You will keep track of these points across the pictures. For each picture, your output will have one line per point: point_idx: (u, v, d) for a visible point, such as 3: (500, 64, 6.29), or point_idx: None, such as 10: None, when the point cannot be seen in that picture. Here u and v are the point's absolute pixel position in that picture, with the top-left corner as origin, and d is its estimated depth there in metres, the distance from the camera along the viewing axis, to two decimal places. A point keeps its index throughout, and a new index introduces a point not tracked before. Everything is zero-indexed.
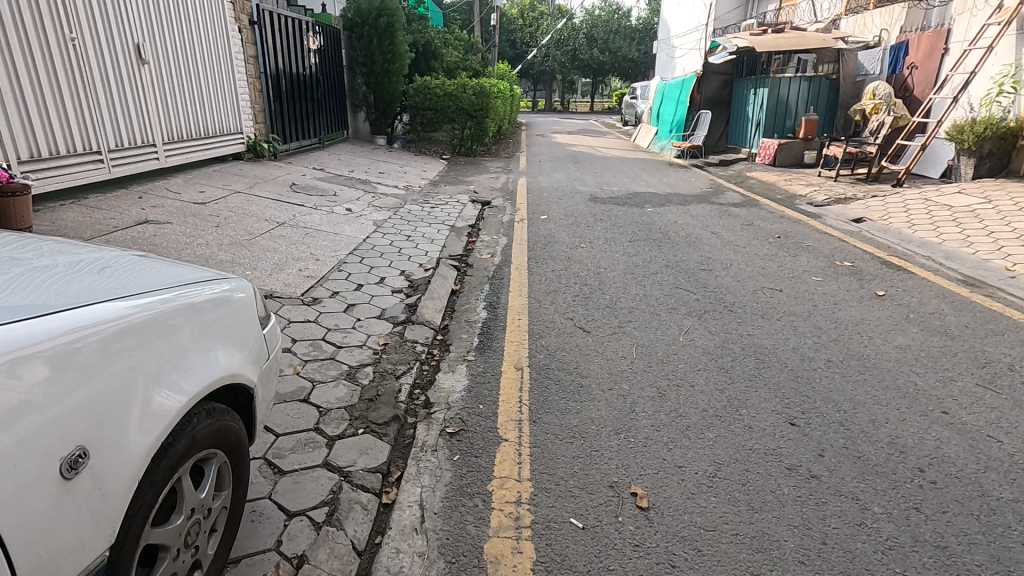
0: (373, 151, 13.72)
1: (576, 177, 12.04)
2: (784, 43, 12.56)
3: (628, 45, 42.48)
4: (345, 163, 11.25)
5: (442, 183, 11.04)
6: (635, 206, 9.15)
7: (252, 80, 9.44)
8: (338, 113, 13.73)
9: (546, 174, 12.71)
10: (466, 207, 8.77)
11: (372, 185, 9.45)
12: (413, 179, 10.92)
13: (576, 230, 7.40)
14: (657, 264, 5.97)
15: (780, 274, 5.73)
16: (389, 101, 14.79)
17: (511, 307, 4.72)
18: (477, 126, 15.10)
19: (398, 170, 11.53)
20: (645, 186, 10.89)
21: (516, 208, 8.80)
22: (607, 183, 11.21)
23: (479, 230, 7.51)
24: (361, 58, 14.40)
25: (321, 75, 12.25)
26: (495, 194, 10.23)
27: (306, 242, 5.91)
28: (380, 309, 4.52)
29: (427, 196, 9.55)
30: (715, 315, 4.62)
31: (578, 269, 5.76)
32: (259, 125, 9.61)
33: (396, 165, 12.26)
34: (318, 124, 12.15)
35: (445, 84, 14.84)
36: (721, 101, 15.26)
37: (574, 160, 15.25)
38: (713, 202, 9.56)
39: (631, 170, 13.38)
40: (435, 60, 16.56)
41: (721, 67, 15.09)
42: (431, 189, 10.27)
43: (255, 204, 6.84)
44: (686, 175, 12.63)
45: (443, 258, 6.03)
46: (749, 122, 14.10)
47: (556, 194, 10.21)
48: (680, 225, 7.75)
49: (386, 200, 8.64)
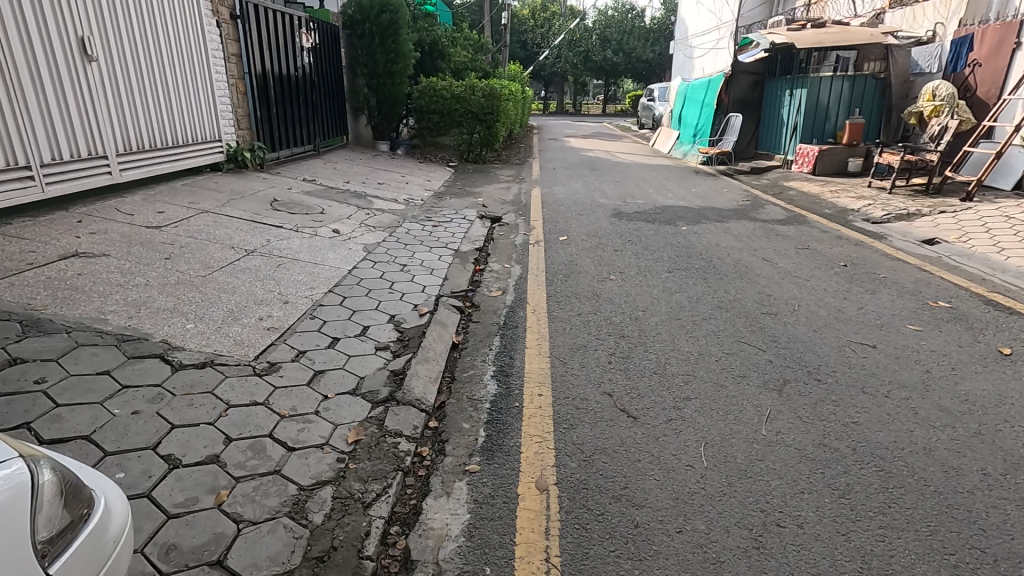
0: (374, 158, 12.67)
1: (595, 188, 10.93)
2: (826, 39, 11.34)
3: (643, 46, 41.23)
4: (341, 172, 10.20)
5: (447, 195, 9.96)
6: (666, 223, 8.01)
7: (233, 81, 8.41)
8: (337, 118, 12.70)
9: (562, 183, 11.61)
10: (473, 226, 7.67)
11: (369, 199, 8.40)
12: (416, 191, 9.85)
13: (602, 256, 6.30)
14: (707, 305, 4.85)
15: (865, 320, 4.58)
16: (393, 104, 13.86)
17: (529, 373, 3.62)
18: (487, 130, 14.01)
19: (399, 181, 10.47)
20: (673, 199, 9.73)
21: (530, 226, 7.70)
22: (631, 194, 10.09)
23: (488, 255, 6.43)
24: (361, 58, 13.34)
25: (316, 76, 11.24)
26: (506, 208, 9.14)
27: (276, 278, 4.84)
28: (357, 380, 3.43)
29: (430, 211, 8.49)
30: (798, 386, 3.50)
31: (610, 312, 4.65)
32: (242, 131, 8.59)
33: (398, 174, 11.20)
34: (313, 130, 11.13)
35: (452, 86, 13.77)
36: (751, 103, 14.10)
37: (591, 168, 14.11)
38: (755, 218, 8.39)
39: (654, 179, 12.24)
40: (442, 60, 15.47)
41: (752, 67, 13.91)
42: (436, 203, 9.22)
43: (223, 225, 5.81)
44: (717, 185, 11.46)
45: (444, 297, 4.92)
46: (783, 126, 12.94)
47: (574, 207, 9.10)
48: (723, 249, 6.62)
49: (382, 216, 7.59)
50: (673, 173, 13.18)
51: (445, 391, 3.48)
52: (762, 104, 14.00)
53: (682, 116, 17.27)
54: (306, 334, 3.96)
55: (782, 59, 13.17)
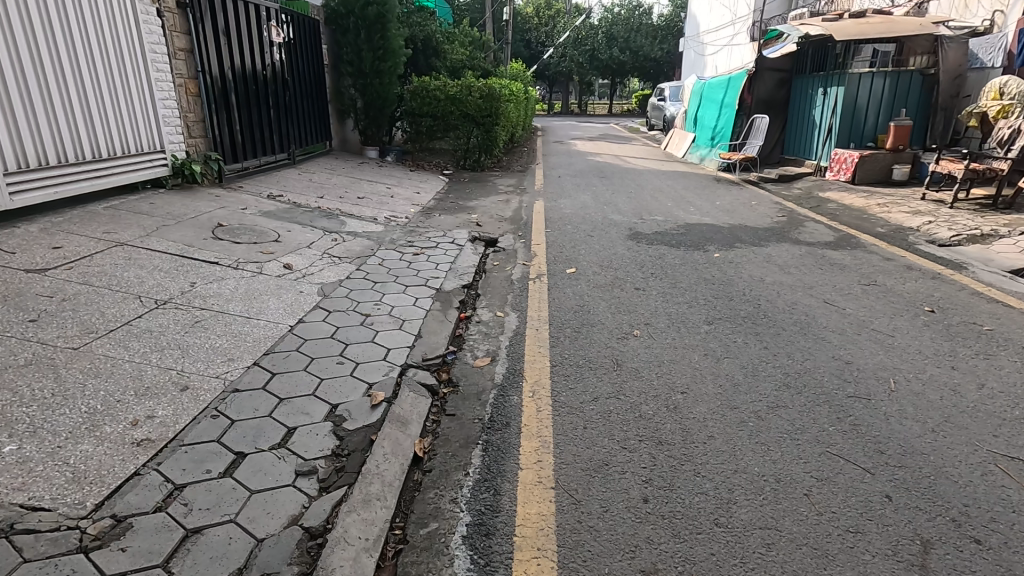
0: (360, 166, 11.41)
1: (606, 201, 9.64)
2: (869, 30, 9.99)
3: (651, 44, 39.89)
4: (317, 185, 8.95)
5: (436, 211, 8.69)
6: (694, 247, 6.72)
7: (181, 81, 7.15)
8: (318, 122, 11.48)
9: (569, 194, 10.32)
10: (462, 253, 6.40)
11: (342, 218, 7.16)
12: (401, 207, 8.58)
13: (620, 298, 5.00)
14: (769, 381, 3.56)
15: (997, 407, 3.27)
16: (383, 106, 12.62)
17: (521, 530, 2.35)
18: (486, 133, 12.72)
19: (383, 194, 9.21)
20: (697, 216, 8.44)
21: (531, 253, 6.42)
22: (648, 210, 8.78)
23: (478, 295, 5.16)
24: (346, 55, 12.09)
25: (290, 75, 10.00)
26: (504, 227, 7.88)
27: (183, 345, 3.58)
28: (247, 553, 2.16)
29: (414, 232, 7.22)
30: (947, 557, 2.21)
31: (637, 397, 3.37)
32: (193, 140, 7.33)
33: (383, 185, 9.93)
34: (288, 136, 9.87)
35: (446, 85, 12.43)
36: (776, 103, 12.80)
37: (600, 175, 12.82)
38: (797, 240, 7.09)
39: (672, 190, 10.93)
40: (437, 58, 14.20)
41: (778, 63, 12.59)
42: (421, 221, 7.95)
43: (137, 263, 4.57)
44: (743, 197, 10.15)
45: (412, 370, 3.65)
46: (815, 128, 11.62)
47: (583, 226, 7.81)
48: (770, 285, 5.32)
49: (355, 241, 6.34)
50: (692, 182, 11.86)
51: (388, 567, 2.21)
52: (788, 104, 12.70)
53: (698, 116, 15.95)
54: (195, 452, 2.68)
55: (813, 53, 11.82)
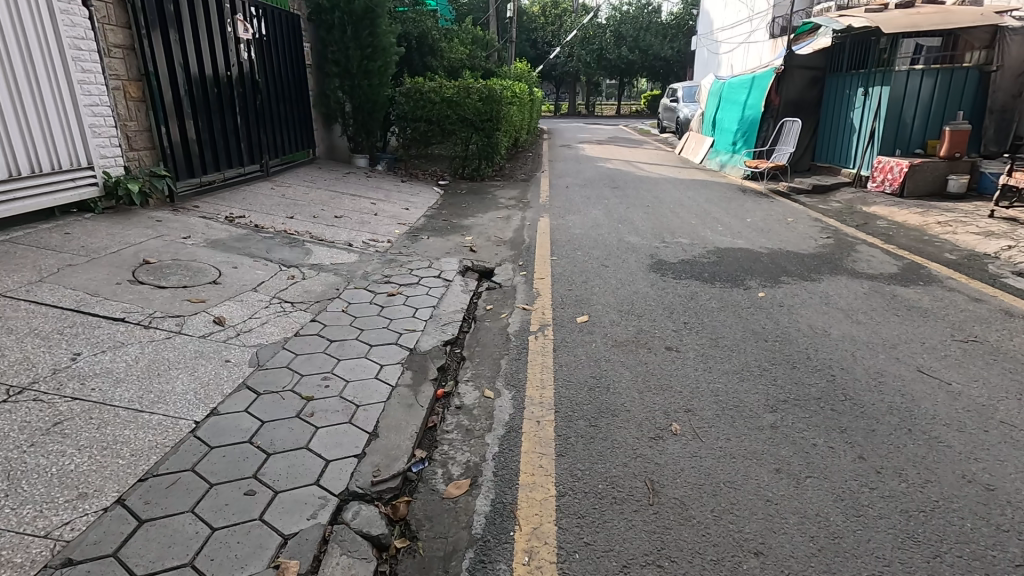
0: (346, 176, 10.30)
1: (620, 218, 8.46)
2: (920, 21, 8.76)
3: (661, 42, 38.59)
4: (289, 202, 7.83)
5: (424, 232, 7.54)
6: (730, 282, 5.53)
7: (118, 83, 6.02)
8: (298, 129, 10.35)
9: (578, 209, 9.14)
10: (448, 292, 5.24)
11: (308, 246, 6.03)
12: (384, 229, 7.45)
13: (646, 365, 3.84)
14: (882, 529, 2.38)
15: None
16: (372, 110, 11.49)
17: None
18: (486, 138, 11.56)
19: (365, 212, 8.09)
20: (728, 238, 7.25)
21: (533, 292, 5.25)
22: (669, 230, 7.60)
23: (463, 359, 3.99)
24: (331, 54, 10.94)
25: (263, 77, 8.86)
26: (502, 252, 6.72)
27: (13, 472, 2.45)
28: None
29: (393, 262, 6.08)
30: None
31: (690, 567, 2.21)
32: (134, 154, 6.21)
33: (368, 200, 8.79)
34: (260, 145, 8.74)
35: (442, 87, 11.33)
36: (807, 105, 11.58)
37: (612, 185, 11.64)
38: (854, 271, 5.89)
39: (694, 203, 9.73)
40: (434, 58, 13.03)
41: (809, 61, 11.38)
42: (405, 247, 6.81)
43: (8, 325, 3.45)
44: (776, 212, 8.93)
45: (354, 509, 2.51)
46: (854, 133, 10.39)
47: (596, 252, 6.63)
48: (841, 344, 4.12)
49: (319, 278, 5.21)
50: (714, 194, 10.67)
51: None
52: (821, 106, 11.46)
53: (717, 118, 14.75)
54: None
55: (851, 48, 10.58)
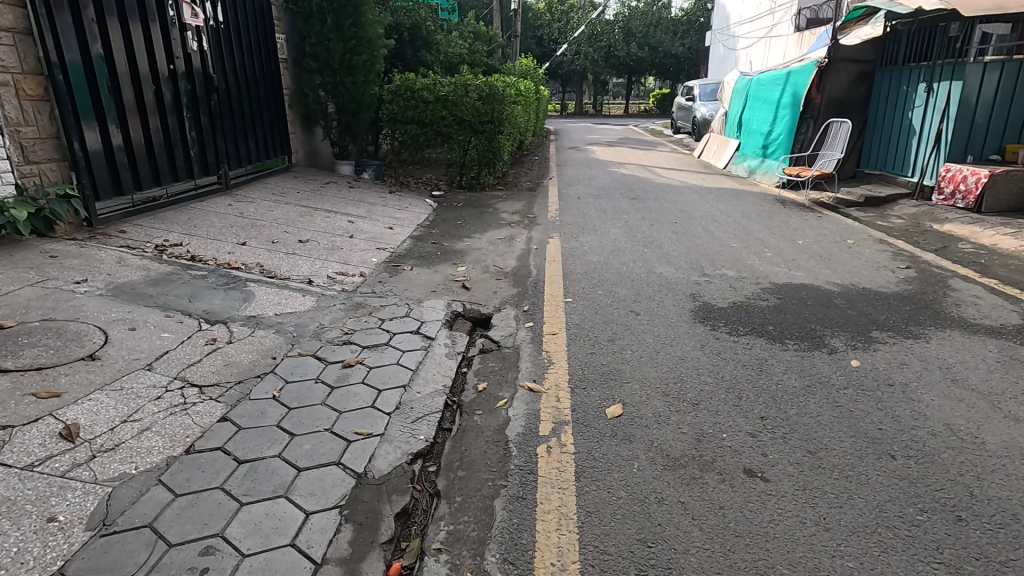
0: (325, 187, 8.96)
1: (645, 240, 7.07)
2: (1005, 2, 7.31)
3: (671, 40, 37.10)
4: (247, 224, 6.50)
5: (407, 260, 6.19)
6: (806, 340, 4.14)
7: (5, 77, 4.67)
8: (269, 132, 8.95)
9: (593, 226, 7.77)
10: (427, 359, 3.87)
11: (251, 287, 4.69)
12: (358, 257, 6.10)
13: (721, 512, 2.47)
14: None
15: None
16: (358, 111, 10.14)
17: None
18: (486, 143, 10.18)
19: (338, 234, 6.74)
20: (782, 270, 5.86)
21: (543, 359, 3.88)
22: (707, 259, 6.21)
23: (436, 496, 2.63)
24: (310, 48, 9.59)
25: (222, 72, 7.50)
26: (502, 289, 5.35)
27: None
28: None
29: (361, 307, 4.72)
30: None
31: None
32: (29, 167, 4.87)
33: (345, 217, 7.44)
34: (216, 152, 7.37)
35: (436, 85, 9.95)
36: (854, 104, 10.19)
37: (630, 195, 10.22)
38: (963, 322, 4.49)
39: (729, 219, 8.31)
40: (428, 52, 11.63)
41: (857, 52, 9.98)
42: (382, 282, 5.45)
43: None
44: (830, 231, 7.52)
45: None
46: (914, 136, 8.97)
47: (621, 290, 5.25)
48: (1014, 467, 2.72)
49: (252, 340, 3.86)
50: (749, 205, 9.25)
51: None
52: (871, 105, 10.07)
53: (743, 118, 13.34)
54: None
55: (911, 38, 9.20)
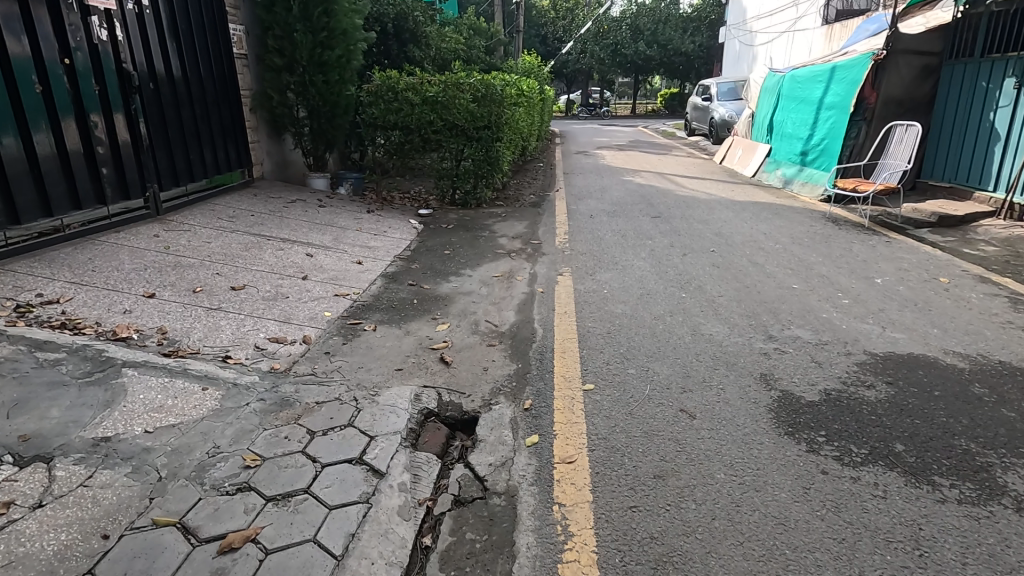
0: (288, 207, 7.51)
1: (679, 278, 5.56)
2: None
3: (681, 38, 35.51)
4: (169, 263, 5.05)
5: (372, 312, 4.72)
6: (964, 478, 2.66)
7: None
8: (222, 141, 7.44)
9: (612, 257, 6.29)
10: (367, 525, 2.39)
11: (127, 378, 3.22)
12: (307, 310, 4.62)
13: None
14: None
15: None
16: (332, 115, 8.68)
17: None
18: (482, 152, 8.71)
19: (289, 275, 5.28)
20: (873, 329, 4.36)
21: (555, 526, 2.41)
22: (767, 313, 4.71)
23: None
24: (273, 40, 8.11)
25: (149, 68, 6.03)
26: (493, 366, 3.87)
27: None
28: None
29: (286, 406, 3.24)
30: None
31: None
32: None
33: (303, 249, 5.97)
34: (140, 169, 5.88)
35: (423, 83, 8.47)
36: (918, 104, 8.77)
37: (653, 211, 8.70)
38: None
39: (778, 245, 6.80)
40: (416, 47, 10.14)
41: (921, 43, 8.52)
42: (331, 353, 3.98)
43: None
44: (910, 263, 6.00)
45: None
46: (998, 142, 7.51)
47: (661, 367, 3.76)
48: None
49: (82, 494, 2.38)
50: (798, 226, 7.72)
51: None
52: (938, 105, 8.66)
53: (775, 120, 11.84)
54: None
55: (991, 25, 7.80)
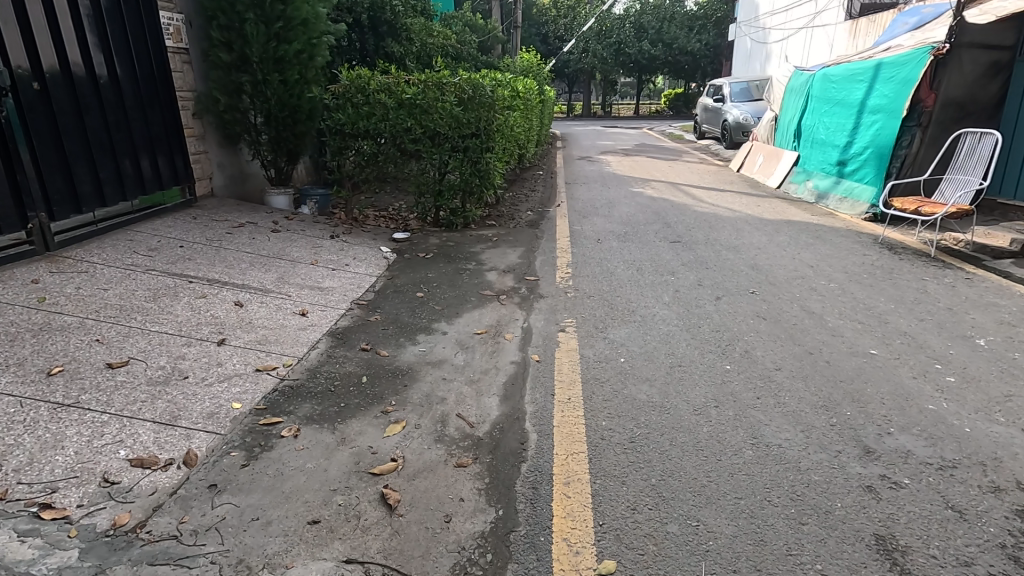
0: (233, 233, 6.21)
1: (718, 340, 4.24)
2: None
3: (687, 37, 34.16)
4: (31, 326, 3.73)
5: (302, 401, 3.40)
6: None
7: None
8: (150, 153, 6.10)
9: (628, 304, 4.96)
10: None
11: None
12: (207, 400, 3.30)
13: None
14: None
15: None
16: (293, 121, 7.37)
17: None
18: (469, 165, 7.40)
19: (200, 338, 3.96)
20: (1012, 435, 3.04)
21: None
22: (850, 401, 3.40)
23: None
24: (218, 31, 6.81)
25: (31, 64, 4.68)
26: (460, 510, 2.56)
27: None
28: None
29: None
30: None
31: None
32: None
33: (232, 297, 4.65)
34: (18, 192, 4.56)
35: (399, 83, 7.17)
36: (982, 107, 7.50)
37: (671, 234, 7.38)
38: None
39: (833, 284, 5.48)
40: (396, 41, 8.81)
41: (988, 36, 7.28)
42: (220, 486, 2.66)
43: None
44: (1013, 314, 4.68)
45: None
46: None
47: (720, 522, 2.45)
48: None
49: None
50: (848, 255, 6.39)
51: None
52: (1008, 106, 7.43)
53: (805, 125, 10.48)
54: None
55: None
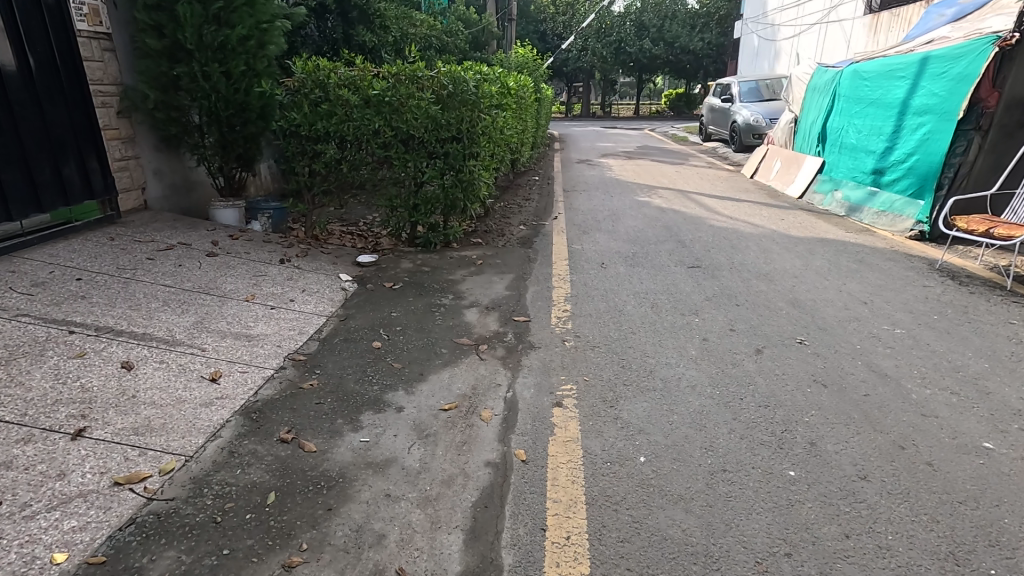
0: (157, 258, 5.07)
1: (771, 424, 3.10)
2: None
3: (689, 35, 33.07)
4: None
5: (165, 547, 2.25)
6: None
7: None
8: (47, 162, 4.94)
9: (643, 361, 3.83)
10: None
11: None
12: (12, 553, 2.15)
13: None
14: None
15: None
16: (240, 121, 6.22)
17: None
18: (449, 174, 6.26)
19: (48, 430, 2.80)
20: None
21: None
22: (987, 547, 2.27)
23: None
24: (145, 13, 5.66)
25: None
26: None
27: None
28: None
29: None
30: None
31: None
32: None
33: (121, 356, 3.50)
34: None
35: (365, 75, 6.01)
36: None
37: (688, 257, 6.24)
38: None
39: (900, 329, 4.35)
40: (367, 29, 7.66)
41: None
42: None
43: None
44: None
45: None
46: None
47: None
48: None
49: None
50: (906, 287, 5.27)
51: None
52: None
53: (831, 127, 9.37)
54: None
55: None
